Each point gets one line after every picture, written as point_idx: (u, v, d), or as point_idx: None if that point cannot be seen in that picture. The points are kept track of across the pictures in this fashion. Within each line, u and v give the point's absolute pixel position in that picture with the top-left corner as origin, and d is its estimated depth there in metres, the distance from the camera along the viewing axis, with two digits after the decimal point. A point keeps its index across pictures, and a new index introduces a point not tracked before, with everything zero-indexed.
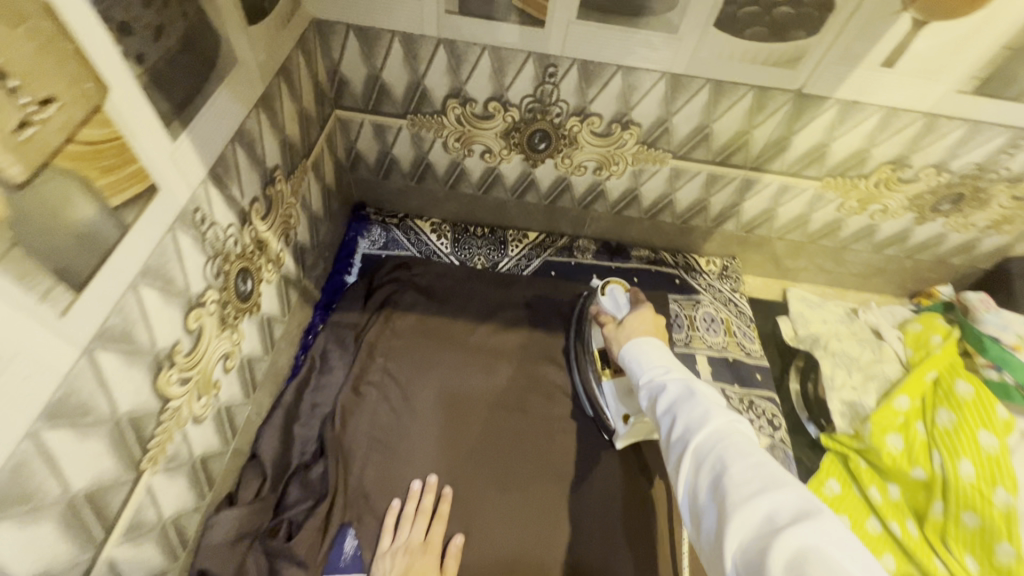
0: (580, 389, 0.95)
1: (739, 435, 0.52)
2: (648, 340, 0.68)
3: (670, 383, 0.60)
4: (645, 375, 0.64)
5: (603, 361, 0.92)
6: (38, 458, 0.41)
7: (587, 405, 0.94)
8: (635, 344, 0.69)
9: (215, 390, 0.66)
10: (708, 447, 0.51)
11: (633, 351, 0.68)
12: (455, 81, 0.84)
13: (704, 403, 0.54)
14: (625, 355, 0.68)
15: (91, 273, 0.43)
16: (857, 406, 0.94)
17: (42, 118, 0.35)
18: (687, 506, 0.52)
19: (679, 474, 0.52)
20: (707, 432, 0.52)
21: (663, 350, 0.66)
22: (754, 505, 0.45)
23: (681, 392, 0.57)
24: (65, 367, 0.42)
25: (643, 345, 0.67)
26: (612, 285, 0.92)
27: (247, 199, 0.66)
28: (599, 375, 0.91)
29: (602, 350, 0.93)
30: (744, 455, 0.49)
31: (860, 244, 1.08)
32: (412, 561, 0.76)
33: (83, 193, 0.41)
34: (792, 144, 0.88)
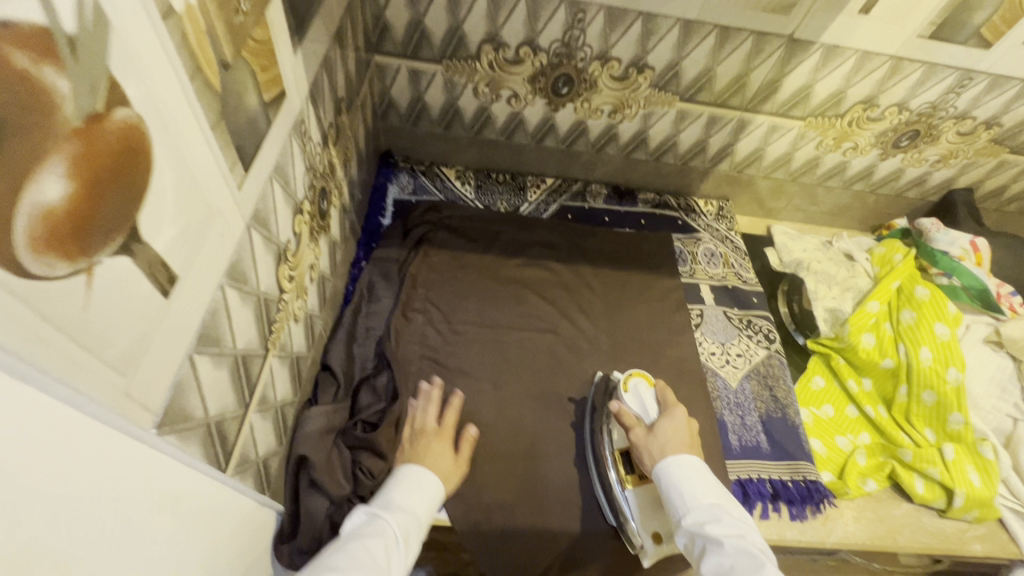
0: (600, 497, 0.89)
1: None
2: (696, 477, 0.75)
3: (724, 540, 0.66)
4: (695, 521, 0.71)
5: (625, 466, 0.88)
6: (223, 309, 0.48)
7: (609, 514, 0.87)
8: (677, 471, 0.77)
9: (305, 297, 0.73)
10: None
11: (681, 487, 0.75)
12: (491, 26, 0.92)
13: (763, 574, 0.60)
14: (668, 480, 0.76)
15: (253, 156, 0.50)
16: (837, 311, 1.09)
17: (242, 10, 0.43)
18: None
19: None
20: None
21: (711, 492, 0.74)
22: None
23: (737, 552, 0.64)
24: (237, 235, 0.49)
25: (691, 480, 0.75)
26: (635, 379, 0.92)
27: (327, 123, 0.73)
28: (622, 480, 0.87)
29: (623, 452, 0.89)
30: None
31: (833, 181, 1.24)
32: (426, 442, 0.84)
33: (254, 84, 0.48)
34: (782, 86, 1.01)
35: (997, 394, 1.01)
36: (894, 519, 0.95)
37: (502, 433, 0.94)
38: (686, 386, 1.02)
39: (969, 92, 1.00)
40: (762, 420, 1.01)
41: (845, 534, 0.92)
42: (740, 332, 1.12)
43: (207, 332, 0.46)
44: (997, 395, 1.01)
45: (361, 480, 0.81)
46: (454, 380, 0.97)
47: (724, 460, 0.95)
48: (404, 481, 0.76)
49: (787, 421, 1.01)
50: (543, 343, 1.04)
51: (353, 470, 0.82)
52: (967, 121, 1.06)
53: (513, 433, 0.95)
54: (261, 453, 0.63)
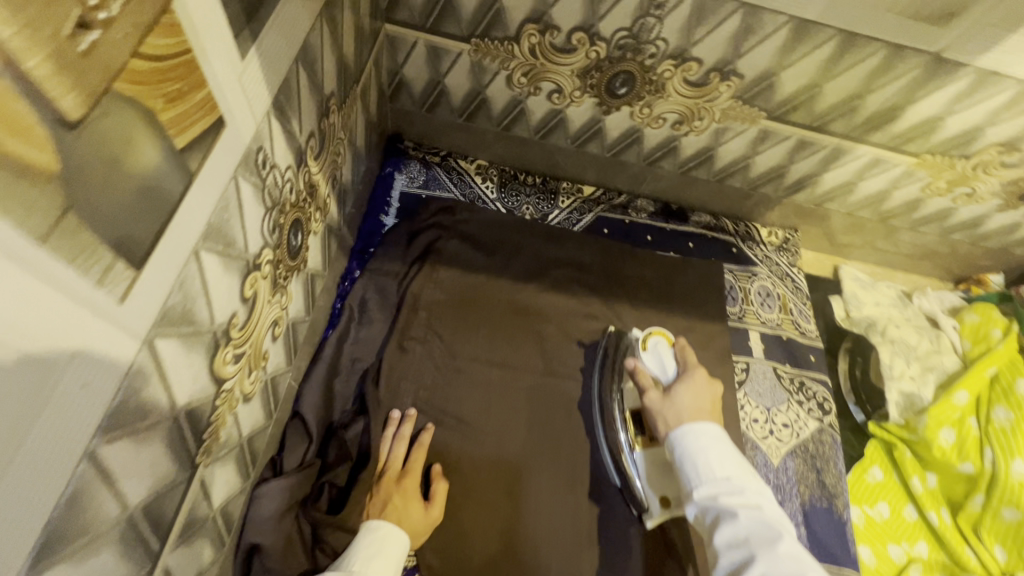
0: (606, 457, 0.81)
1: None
2: (715, 445, 0.60)
3: (741, 512, 0.53)
4: (709, 491, 0.57)
5: (637, 427, 0.79)
6: (96, 480, 0.32)
7: (612, 473, 0.79)
8: (692, 440, 0.62)
9: (263, 362, 0.56)
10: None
11: (695, 457, 0.60)
12: (540, 2, 0.70)
13: (787, 554, 0.48)
14: (679, 446, 0.61)
15: (153, 244, 0.32)
16: (914, 397, 0.91)
17: (101, 18, 0.23)
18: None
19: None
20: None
21: (731, 459, 0.59)
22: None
23: (757, 528, 0.51)
24: (124, 364, 0.32)
25: (707, 445, 0.60)
26: (655, 339, 0.79)
27: (305, 134, 0.53)
28: (631, 442, 0.78)
29: (634, 413, 0.80)
30: None
31: (928, 227, 1.02)
32: (388, 499, 0.69)
33: (147, 128, 0.29)
34: (901, 116, 0.79)
35: None
36: None
37: (500, 508, 0.76)
38: None
39: None
40: (805, 509, 0.85)
41: None
42: (790, 397, 0.94)
43: (60, 531, 0.30)
44: None
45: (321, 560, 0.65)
46: (436, 419, 0.80)
47: None
48: (369, 541, 0.63)
49: (832, 512, 0.85)
50: (561, 389, 0.86)
51: (314, 548, 0.66)
52: None
53: (507, 506, 0.77)
54: None
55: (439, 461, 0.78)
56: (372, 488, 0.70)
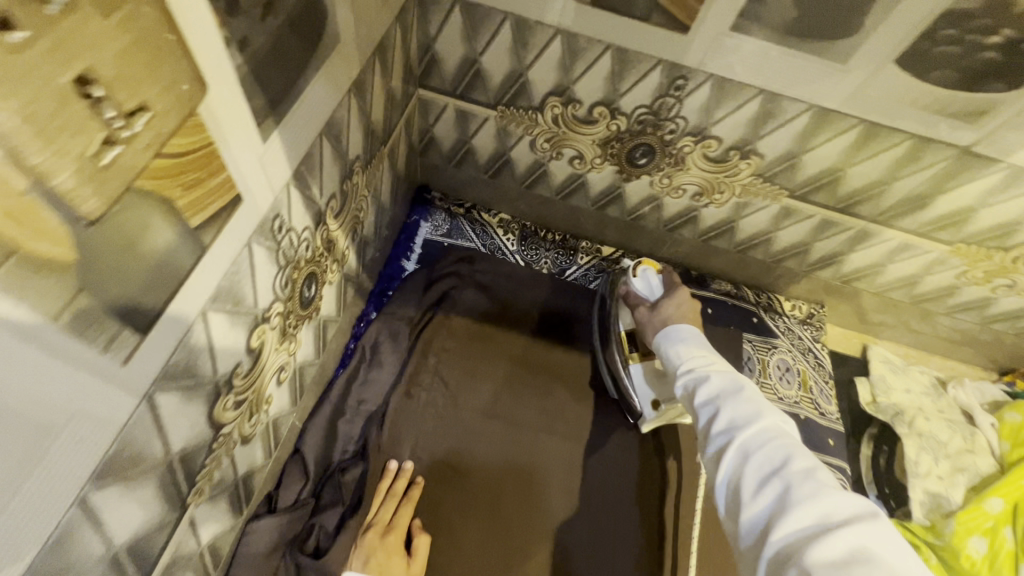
0: (604, 375, 0.88)
1: (787, 436, 0.49)
2: (694, 334, 0.65)
3: (713, 374, 0.57)
4: (686, 365, 0.60)
5: (631, 344, 0.82)
6: (84, 524, 0.34)
7: (611, 389, 0.87)
8: (672, 333, 0.66)
9: (266, 406, 0.59)
10: (755, 441, 0.49)
11: (676, 343, 0.64)
12: (564, 78, 0.73)
13: (749, 399, 0.52)
14: (665, 340, 0.66)
15: (159, 312, 0.35)
16: (941, 499, 0.85)
17: (125, 135, 0.26)
18: (726, 496, 0.49)
19: (722, 462, 0.50)
20: (755, 428, 0.49)
21: (705, 344, 0.63)
22: (812, 496, 0.43)
23: (726, 385, 0.55)
24: (121, 418, 0.35)
25: (684, 336, 0.64)
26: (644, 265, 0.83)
27: (325, 197, 0.58)
28: (626, 359, 0.82)
29: (631, 331, 0.83)
30: (794, 452, 0.47)
31: (966, 314, 0.96)
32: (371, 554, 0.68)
33: (163, 215, 0.32)
34: (932, 204, 0.76)
35: None
36: None
37: (479, 565, 0.75)
38: (717, 549, 0.81)
39: None
40: None
41: None
42: None
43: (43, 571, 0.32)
44: None
45: None
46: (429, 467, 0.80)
47: None
48: None
49: None
50: (565, 452, 0.85)
51: None
52: None
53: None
54: None
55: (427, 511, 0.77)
56: (356, 540, 0.69)
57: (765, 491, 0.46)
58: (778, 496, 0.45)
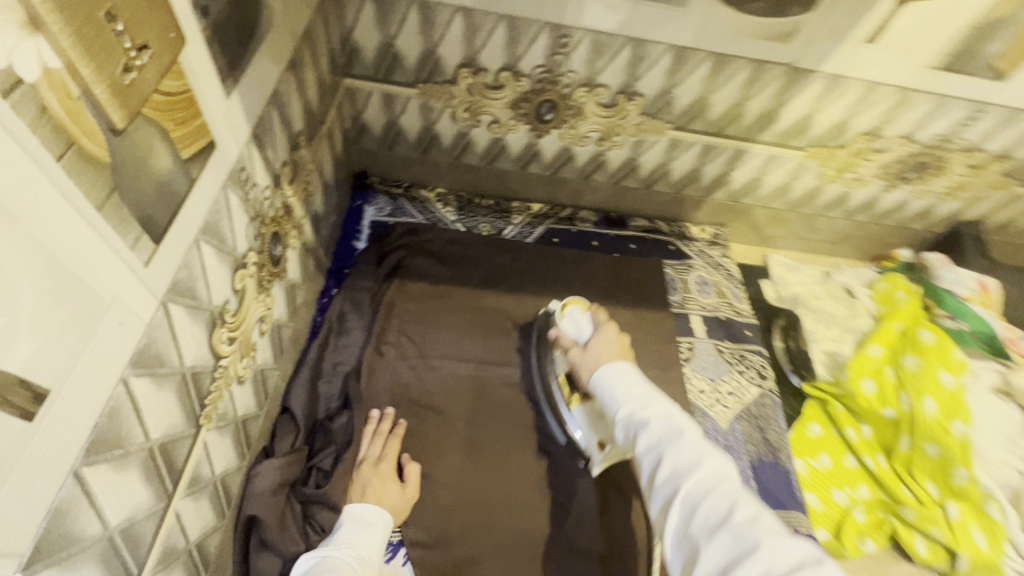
0: (550, 420, 0.90)
1: (730, 483, 0.50)
2: (627, 372, 0.64)
3: (653, 419, 0.56)
4: (626, 408, 0.60)
5: (570, 387, 0.88)
6: (128, 405, 0.42)
7: (558, 432, 0.89)
8: (607, 372, 0.65)
9: (253, 352, 0.66)
10: (701, 494, 0.49)
11: (610, 382, 0.63)
12: (469, 50, 0.86)
13: (689, 445, 0.52)
14: (599, 382, 0.65)
15: (166, 226, 0.43)
16: (835, 354, 1.06)
17: (137, 64, 0.36)
18: (675, 554, 0.49)
19: (671, 521, 0.49)
20: (700, 478, 0.50)
21: (641, 381, 0.63)
22: (764, 550, 0.43)
23: (668, 431, 0.54)
24: (147, 315, 0.43)
25: (620, 376, 0.64)
26: (571, 306, 0.89)
27: (279, 162, 0.67)
28: (567, 401, 0.87)
29: (567, 375, 0.89)
30: (739, 500, 0.47)
31: (834, 211, 1.17)
32: (370, 480, 0.76)
33: (163, 142, 0.41)
34: (780, 116, 0.95)
35: (1007, 448, 0.94)
36: None
37: (461, 482, 0.85)
38: None
39: (981, 125, 0.94)
40: (753, 464, 0.94)
41: None
42: (730, 367, 1.05)
43: (103, 437, 0.39)
44: (1006, 449, 0.93)
45: (312, 537, 0.72)
46: (405, 410, 0.89)
47: None
48: (356, 519, 0.71)
49: (776, 466, 0.95)
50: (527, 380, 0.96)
51: (304, 524, 0.73)
52: (977, 154, 0.99)
53: (487, 485, 0.85)
54: (193, 540, 0.57)
55: (409, 447, 0.85)
56: (353, 473, 0.77)
57: (716, 548, 0.45)
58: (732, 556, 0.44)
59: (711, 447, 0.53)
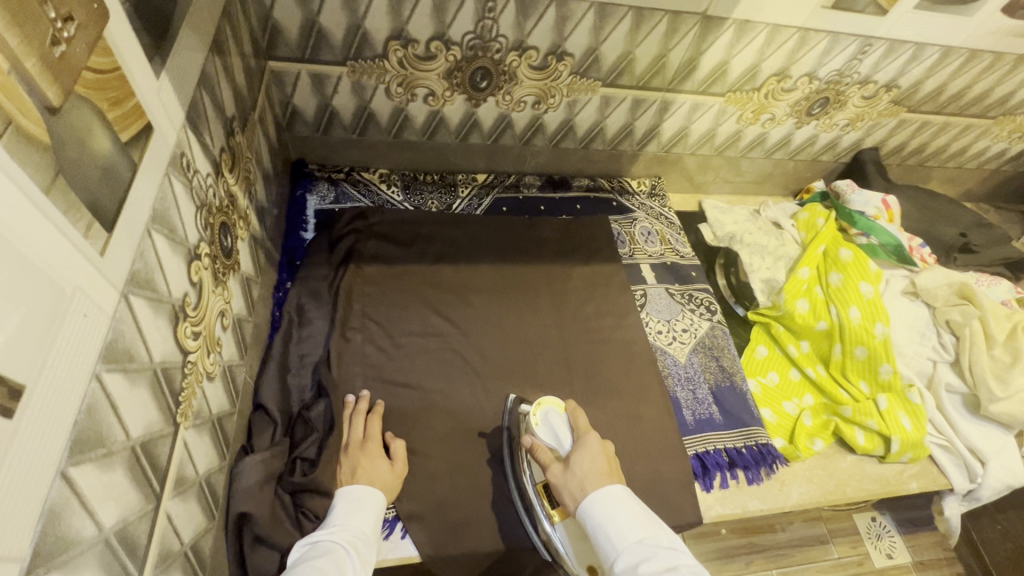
0: (532, 534, 0.81)
1: None
2: (621, 510, 0.66)
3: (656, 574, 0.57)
4: (630, 563, 0.61)
5: (551, 499, 0.80)
6: (104, 402, 0.40)
7: (542, 548, 0.80)
8: (600, 511, 0.67)
9: (219, 348, 0.64)
10: None
11: (605, 527, 0.65)
12: (396, 21, 0.85)
13: None
14: (593, 525, 0.66)
15: (117, 213, 0.41)
16: (772, 281, 1.12)
17: (64, 35, 0.34)
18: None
19: None
20: None
21: (637, 524, 0.65)
22: None
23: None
24: (110, 308, 0.41)
25: (615, 520, 0.65)
26: (546, 407, 0.83)
27: (217, 148, 0.64)
28: (550, 515, 0.79)
29: (545, 485, 0.80)
30: None
31: (755, 152, 1.26)
32: (357, 463, 0.76)
33: (100, 122, 0.39)
34: (700, 64, 1.01)
35: (917, 340, 1.07)
36: (842, 473, 0.99)
37: (446, 451, 0.86)
38: (634, 375, 1.00)
39: (871, 58, 1.04)
40: (713, 391, 1.02)
41: (801, 496, 0.95)
42: (682, 307, 1.12)
43: (85, 436, 0.38)
44: (918, 341, 1.07)
45: (307, 524, 0.72)
46: (380, 392, 0.89)
47: (680, 437, 0.95)
48: (346, 501, 0.71)
49: (734, 389, 1.03)
50: (497, 345, 0.98)
51: (297, 513, 0.73)
52: (870, 85, 1.11)
53: (473, 448, 0.87)
54: (187, 541, 0.55)
55: (390, 427, 0.86)
56: (339, 458, 0.77)
57: None
58: None
59: None
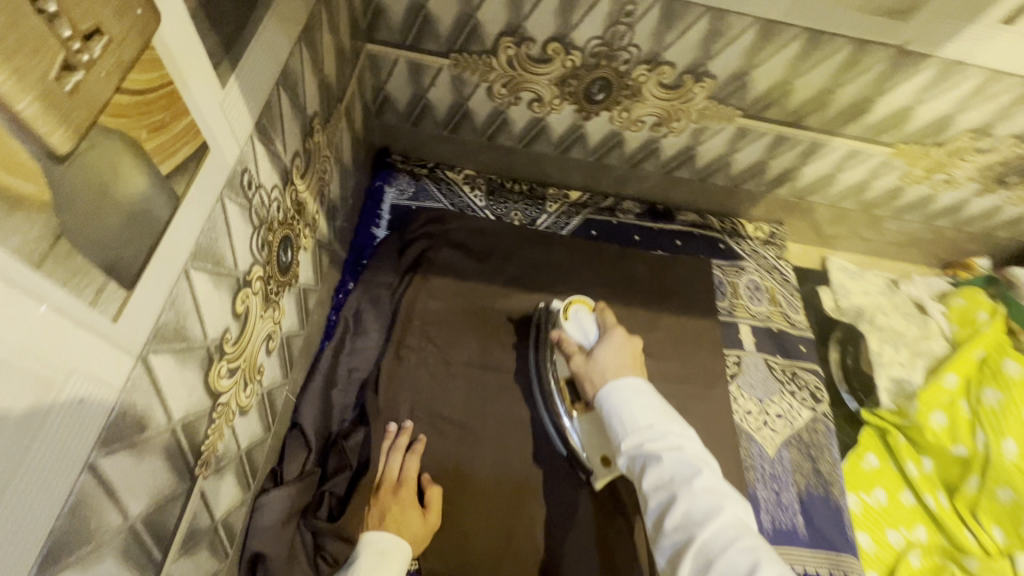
0: (550, 429, 0.81)
1: (746, 530, 0.48)
2: (637, 387, 0.60)
3: (664, 454, 0.54)
4: (635, 442, 0.56)
5: (572, 393, 0.77)
6: (98, 490, 0.33)
7: (559, 444, 0.80)
8: (617, 394, 0.61)
9: (259, 376, 0.58)
10: (715, 544, 0.47)
11: (616, 401, 0.60)
12: (513, 15, 0.73)
13: (708, 491, 0.50)
14: (603, 399, 0.61)
15: (142, 267, 0.34)
16: (904, 381, 0.94)
17: (84, 60, 0.25)
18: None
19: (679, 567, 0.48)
20: (715, 528, 0.47)
21: (651, 400, 0.59)
22: None
23: (679, 469, 0.52)
24: (120, 381, 0.34)
25: (627, 396, 0.59)
26: (576, 307, 0.79)
27: (290, 155, 0.56)
28: (569, 410, 0.77)
29: (569, 380, 0.78)
30: (756, 552, 0.46)
31: (911, 214, 1.03)
32: (386, 509, 0.69)
33: (134, 158, 0.31)
34: (874, 107, 0.80)
35: None
36: None
37: (484, 509, 0.77)
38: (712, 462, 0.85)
39: None
40: (801, 498, 0.85)
41: None
42: (781, 386, 0.94)
43: (63, 540, 0.31)
44: None
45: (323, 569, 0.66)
46: (422, 425, 0.80)
47: None
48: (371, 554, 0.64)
49: (828, 501, 0.86)
50: None
51: (315, 556, 0.67)
52: None
53: (514, 513, 0.77)
54: None
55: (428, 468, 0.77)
56: (369, 502, 0.70)
57: None
58: None
59: (724, 484, 0.51)
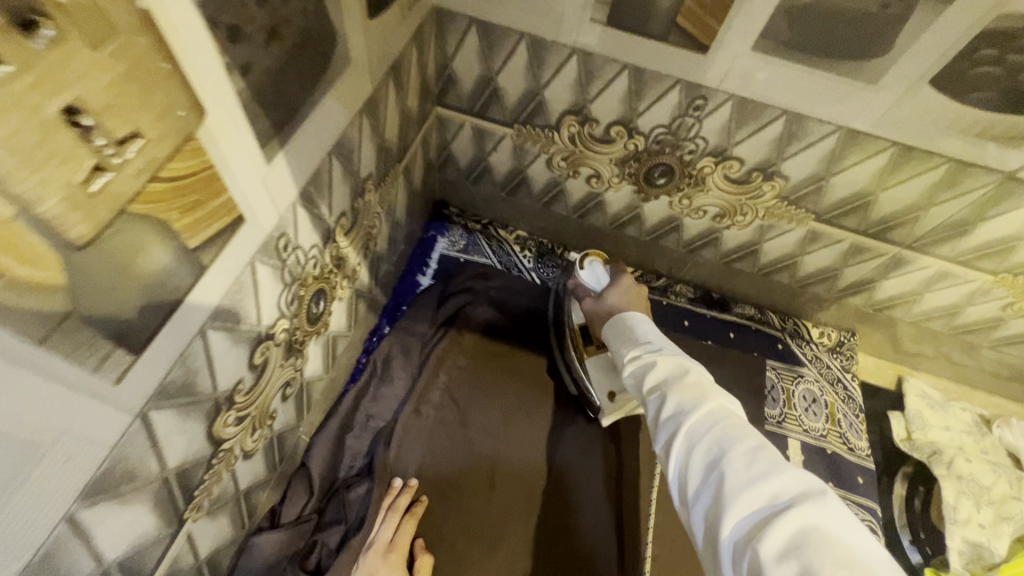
0: (563, 370, 0.84)
1: (736, 418, 0.44)
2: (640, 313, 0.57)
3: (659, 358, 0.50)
4: (632, 353, 0.52)
5: (585, 338, 0.76)
6: (72, 537, 0.35)
7: (570, 382, 0.84)
8: (619, 323, 0.57)
9: (270, 421, 0.59)
10: (703, 427, 0.43)
11: (620, 324, 0.56)
12: (580, 97, 0.73)
13: (698, 385, 0.46)
14: (609, 329, 0.58)
15: (155, 330, 0.35)
16: (982, 548, 0.82)
17: (114, 162, 0.28)
18: (676, 489, 0.43)
19: (669, 454, 0.44)
20: (702, 412, 0.43)
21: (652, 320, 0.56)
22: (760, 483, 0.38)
23: (672, 369, 0.48)
24: (112, 438, 0.35)
25: (630, 320, 0.56)
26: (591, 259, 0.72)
27: (335, 215, 0.58)
28: (580, 353, 0.76)
29: (583, 326, 0.77)
30: (743, 433, 0.42)
31: (1015, 348, 0.89)
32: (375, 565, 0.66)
33: (160, 237, 0.33)
34: (973, 232, 0.72)
35: None
36: None
37: None
38: None
39: None
40: None
41: None
42: None
43: None
44: None
45: None
46: (427, 487, 0.76)
47: None
48: None
49: None
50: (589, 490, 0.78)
51: None
52: None
53: None
54: None
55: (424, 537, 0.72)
56: (359, 558, 0.68)
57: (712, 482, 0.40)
58: (725, 486, 0.39)
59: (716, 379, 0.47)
